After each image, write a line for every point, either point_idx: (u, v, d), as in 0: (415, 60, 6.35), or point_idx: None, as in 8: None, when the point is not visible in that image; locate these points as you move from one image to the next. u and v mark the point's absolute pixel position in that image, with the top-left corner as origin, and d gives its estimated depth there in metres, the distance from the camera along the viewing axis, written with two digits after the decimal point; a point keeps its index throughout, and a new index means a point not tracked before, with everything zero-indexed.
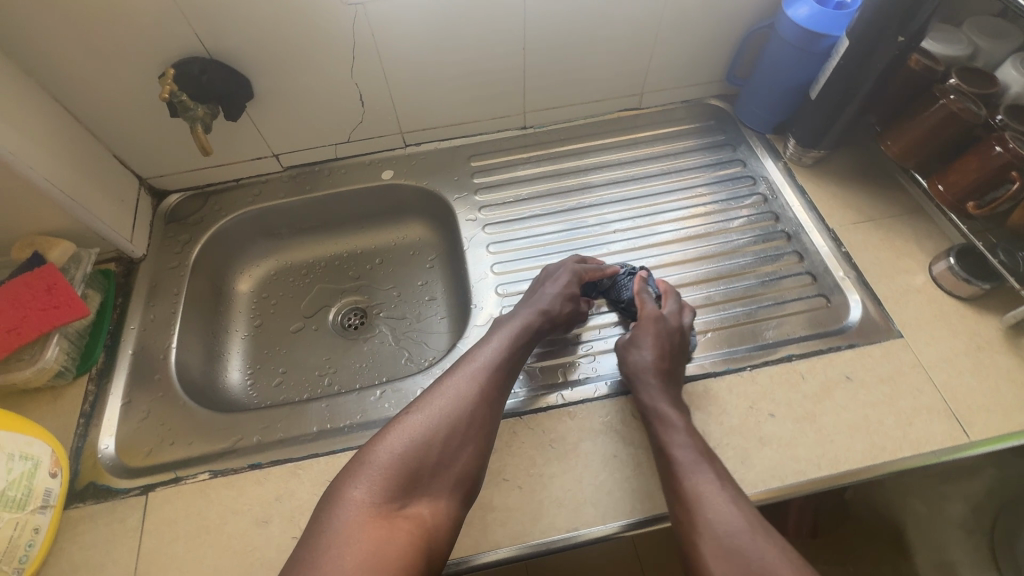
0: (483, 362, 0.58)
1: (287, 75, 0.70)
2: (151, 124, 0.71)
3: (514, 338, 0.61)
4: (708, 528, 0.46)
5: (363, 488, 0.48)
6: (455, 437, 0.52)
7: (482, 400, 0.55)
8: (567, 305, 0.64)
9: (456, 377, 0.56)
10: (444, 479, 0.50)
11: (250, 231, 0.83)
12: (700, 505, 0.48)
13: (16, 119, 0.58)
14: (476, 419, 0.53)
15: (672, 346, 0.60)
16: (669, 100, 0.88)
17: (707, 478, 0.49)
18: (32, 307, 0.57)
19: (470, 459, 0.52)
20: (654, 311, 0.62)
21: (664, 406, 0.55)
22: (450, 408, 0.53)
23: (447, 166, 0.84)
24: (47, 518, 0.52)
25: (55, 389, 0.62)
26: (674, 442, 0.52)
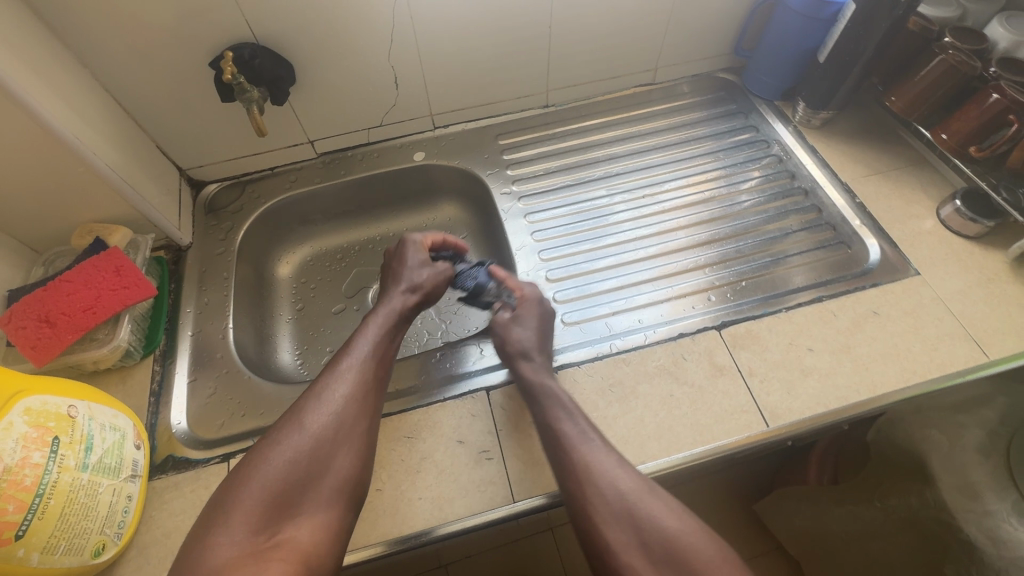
0: (354, 361, 0.57)
1: (328, 60, 0.73)
2: (194, 114, 0.73)
3: (381, 334, 0.60)
4: (602, 495, 0.50)
5: (225, 527, 0.46)
6: (326, 446, 0.51)
7: (353, 403, 0.54)
8: (428, 275, 0.67)
9: (327, 384, 0.54)
10: (323, 492, 0.49)
11: (288, 218, 0.85)
12: (596, 472, 0.51)
13: (76, 109, 0.60)
14: (348, 425, 0.53)
15: (543, 319, 0.64)
16: (681, 74, 0.93)
17: (595, 449, 0.53)
18: (104, 289, 0.59)
19: (350, 464, 0.51)
20: (535, 293, 0.67)
21: (550, 382, 0.59)
22: (318, 421, 0.52)
23: (477, 145, 0.87)
24: (137, 486, 0.54)
25: (123, 371, 0.64)
26: (565, 417, 0.55)
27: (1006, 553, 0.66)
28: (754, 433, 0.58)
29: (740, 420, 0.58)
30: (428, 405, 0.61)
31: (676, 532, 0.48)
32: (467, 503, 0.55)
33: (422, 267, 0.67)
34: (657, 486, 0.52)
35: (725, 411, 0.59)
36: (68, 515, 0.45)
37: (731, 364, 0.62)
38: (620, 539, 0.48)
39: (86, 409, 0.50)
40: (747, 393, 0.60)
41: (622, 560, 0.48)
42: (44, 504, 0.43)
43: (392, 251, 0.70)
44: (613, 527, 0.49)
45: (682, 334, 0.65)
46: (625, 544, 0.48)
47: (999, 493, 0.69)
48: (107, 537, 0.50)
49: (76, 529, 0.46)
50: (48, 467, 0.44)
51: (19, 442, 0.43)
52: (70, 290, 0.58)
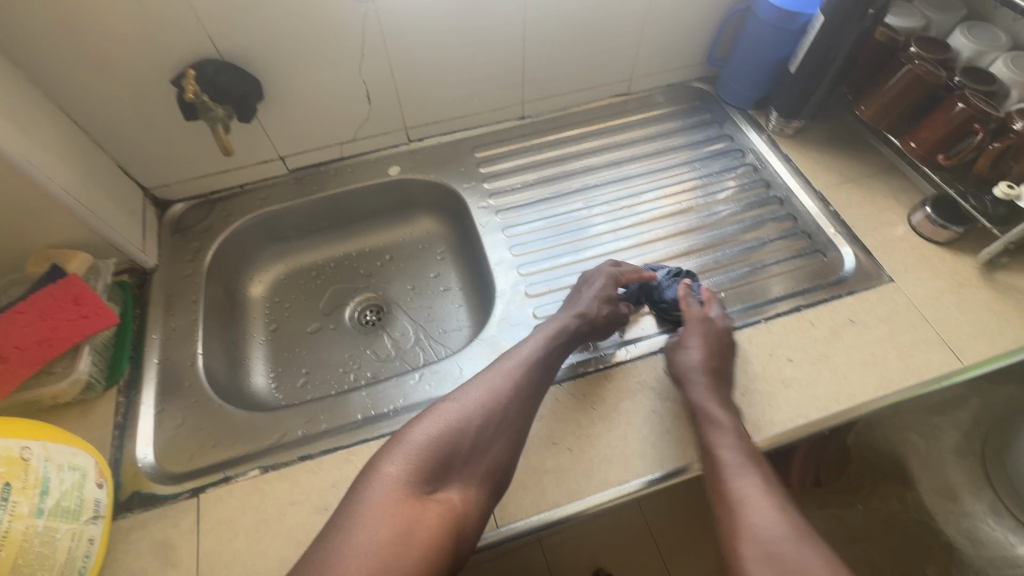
0: (526, 353, 0.59)
1: (297, 76, 0.71)
2: (157, 132, 0.71)
3: (550, 339, 0.61)
4: (750, 531, 0.46)
5: (394, 468, 0.49)
6: (488, 429, 0.53)
7: (518, 395, 0.55)
8: (606, 309, 0.64)
9: (490, 372, 0.57)
10: (476, 469, 0.51)
11: (259, 236, 0.82)
12: (745, 506, 0.48)
13: (27, 130, 0.57)
14: (511, 414, 0.54)
15: (720, 344, 0.61)
16: (656, 84, 0.93)
17: (753, 483, 0.49)
18: (62, 318, 0.56)
19: (503, 453, 0.52)
20: (700, 313, 0.63)
21: (714, 407, 0.56)
22: (484, 402, 0.54)
23: (453, 159, 0.86)
24: (99, 528, 0.51)
25: (84, 403, 0.61)
26: (722, 444, 0.53)
27: (986, 553, 0.76)
28: None
29: None
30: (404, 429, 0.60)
31: None
32: None
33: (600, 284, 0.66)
34: (825, 544, 0.45)
35: None
36: (21, 565, 0.43)
37: None
38: None
39: (41, 450, 0.47)
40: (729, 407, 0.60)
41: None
42: None
43: (580, 278, 0.69)
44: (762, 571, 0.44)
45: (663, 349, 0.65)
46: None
47: (977, 494, 0.79)
48: None
49: None
50: None
51: None
52: (25, 321, 0.55)
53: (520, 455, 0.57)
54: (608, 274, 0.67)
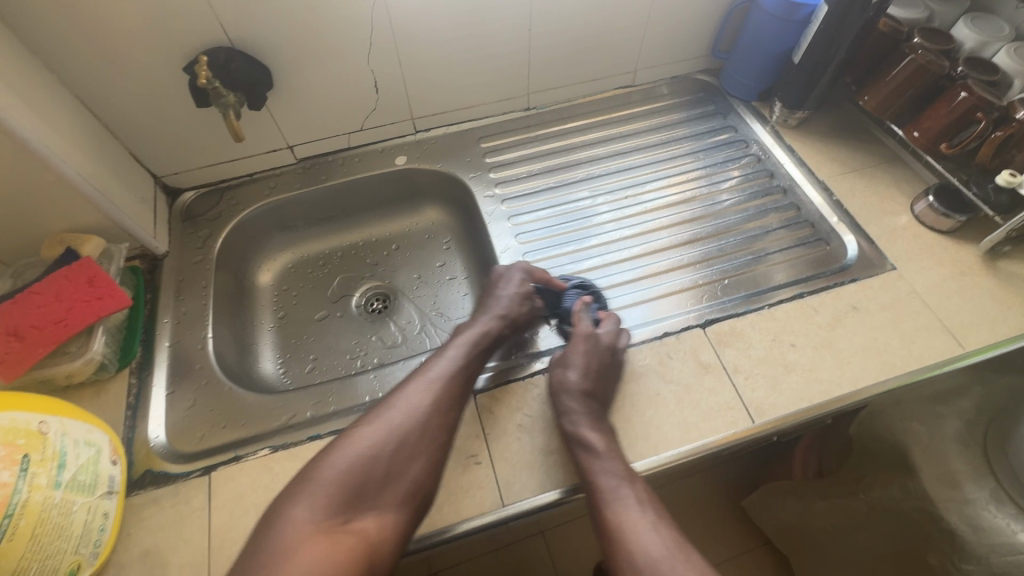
0: (447, 364, 0.59)
1: (307, 65, 0.72)
2: (170, 120, 0.72)
3: (472, 349, 0.61)
4: (631, 557, 0.49)
5: (304, 505, 0.49)
6: (405, 450, 0.53)
7: (437, 411, 0.55)
8: (525, 308, 0.66)
9: (411, 388, 0.57)
10: (394, 492, 0.51)
11: (267, 224, 0.83)
12: (623, 532, 0.51)
13: (44, 116, 0.58)
14: (429, 431, 0.54)
15: (602, 365, 0.60)
16: (660, 76, 0.94)
17: (626, 506, 0.52)
18: (77, 299, 0.58)
19: (424, 472, 0.52)
20: (588, 328, 0.63)
21: (587, 432, 0.55)
22: (401, 421, 0.54)
23: (459, 149, 0.87)
24: (113, 503, 0.52)
25: (98, 384, 0.62)
26: (596, 471, 0.53)
27: (986, 540, 0.72)
28: (740, 430, 0.58)
29: (726, 417, 0.59)
30: None
31: None
32: (455, 509, 0.54)
33: (514, 287, 0.67)
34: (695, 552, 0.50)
35: (711, 408, 0.59)
36: (40, 535, 0.44)
37: (716, 362, 0.63)
38: None
39: (58, 424, 0.49)
40: (732, 390, 0.61)
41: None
42: (13, 524, 0.42)
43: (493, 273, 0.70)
44: None
45: (666, 334, 0.65)
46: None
47: (978, 481, 0.75)
48: (82, 556, 0.48)
49: (49, 549, 0.45)
50: (17, 487, 0.43)
51: None
52: (40, 302, 0.56)
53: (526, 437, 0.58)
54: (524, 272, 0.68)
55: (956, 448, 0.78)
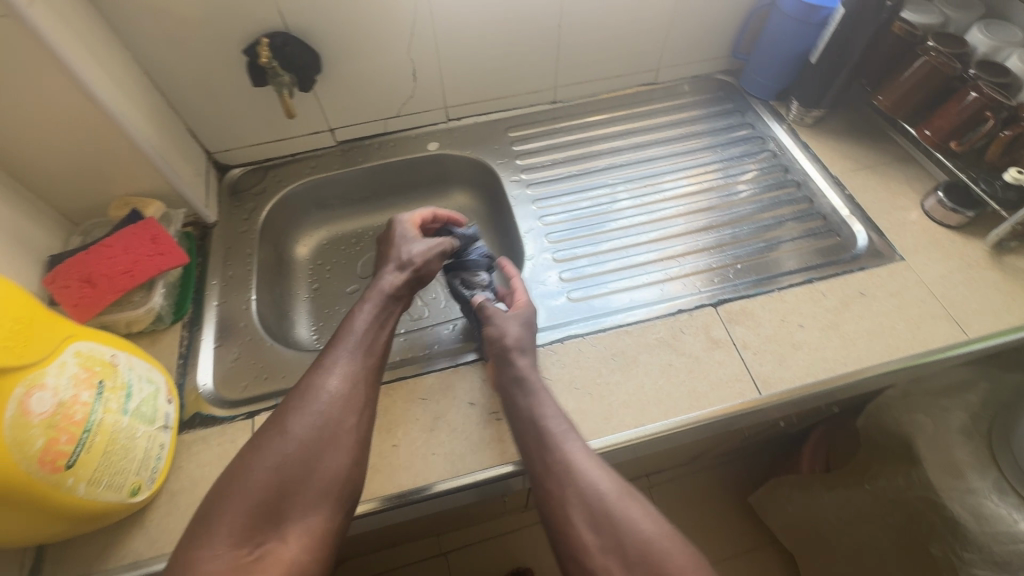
0: (345, 352, 0.57)
1: (353, 54, 0.78)
2: (225, 99, 0.78)
3: (369, 331, 0.60)
4: (582, 495, 0.51)
5: (206, 542, 0.46)
6: (313, 448, 0.51)
7: (338, 402, 0.54)
8: (419, 251, 0.68)
9: (309, 387, 0.54)
10: (312, 494, 0.50)
11: (307, 202, 0.89)
12: (574, 471, 0.52)
13: (121, 89, 0.64)
14: (333, 425, 0.53)
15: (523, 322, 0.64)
16: (681, 74, 0.98)
17: (575, 447, 0.54)
18: (142, 254, 0.64)
19: (339, 463, 0.52)
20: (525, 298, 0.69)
21: (534, 377, 0.59)
22: (302, 425, 0.52)
23: (488, 138, 0.92)
24: (168, 437, 0.57)
25: (154, 334, 0.68)
26: (549, 412, 0.56)
27: (988, 528, 0.73)
28: (747, 400, 0.62)
29: (734, 388, 0.62)
30: (440, 369, 0.65)
31: (659, 532, 0.49)
32: (476, 458, 0.58)
33: (413, 247, 0.69)
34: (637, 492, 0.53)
35: (719, 380, 0.63)
36: (110, 453, 0.49)
37: (726, 338, 0.66)
38: (593, 543, 0.49)
39: (125, 359, 0.54)
40: (741, 363, 0.64)
41: (598, 564, 0.48)
42: (91, 439, 0.47)
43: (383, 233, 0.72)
44: (591, 526, 0.50)
45: (680, 310, 0.69)
46: (598, 549, 0.49)
47: (981, 472, 0.76)
48: (142, 479, 0.53)
49: (116, 467, 0.50)
50: (95, 407, 0.48)
51: (72, 381, 0.47)
52: (110, 254, 0.62)
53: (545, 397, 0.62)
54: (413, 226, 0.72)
55: (961, 439, 0.80)
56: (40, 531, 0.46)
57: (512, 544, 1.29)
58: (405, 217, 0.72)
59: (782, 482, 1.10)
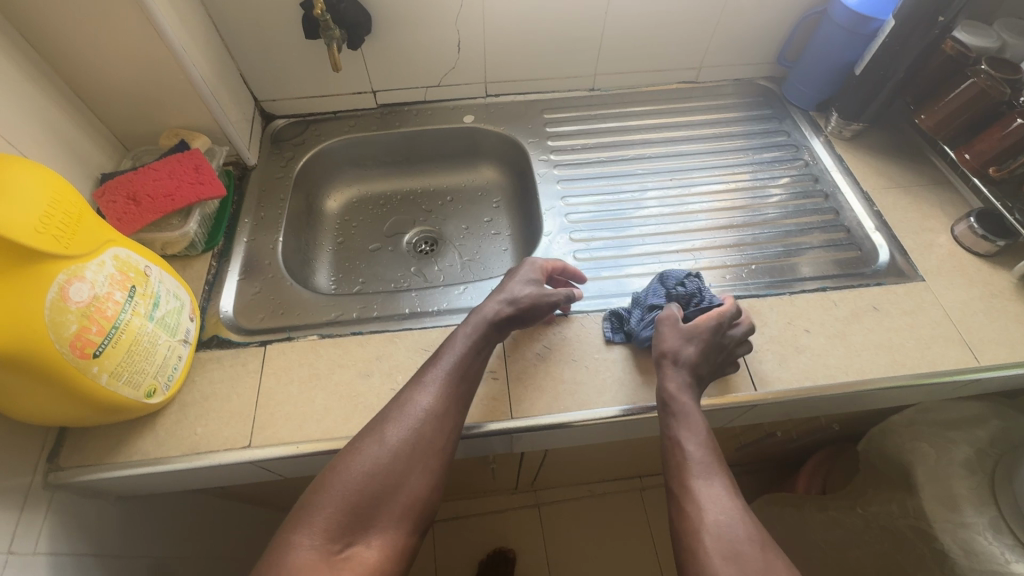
0: (445, 370, 0.57)
1: (401, 19, 0.80)
2: (278, 48, 0.82)
3: (468, 350, 0.59)
4: (716, 525, 0.48)
5: (305, 531, 0.47)
6: (404, 462, 0.52)
7: (431, 419, 0.54)
8: (530, 291, 0.64)
9: (409, 398, 0.55)
10: (396, 508, 0.51)
11: (343, 158, 0.93)
12: (713, 503, 0.50)
13: (184, 26, 0.69)
14: (425, 440, 0.53)
15: (717, 362, 0.61)
16: (723, 76, 0.98)
17: (722, 480, 0.52)
18: (185, 182, 0.68)
19: (423, 482, 0.52)
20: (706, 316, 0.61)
21: (685, 400, 0.57)
22: (397, 435, 0.53)
23: (523, 116, 0.94)
24: (186, 351, 0.61)
25: (186, 258, 0.72)
26: (691, 438, 0.54)
27: (977, 565, 0.72)
28: (741, 395, 0.62)
29: (730, 382, 0.63)
30: (445, 325, 0.68)
31: None
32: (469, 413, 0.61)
33: (528, 287, 0.65)
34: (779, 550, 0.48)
35: (717, 372, 0.63)
36: (132, 352, 0.53)
37: None
38: None
39: (157, 273, 0.58)
40: (740, 359, 0.64)
41: None
42: (118, 335, 0.51)
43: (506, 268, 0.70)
44: (724, 563, 0.46)
45: None
46: None
47: (979, 508, 0.74)
48: (158, 384, 0.57)
49: (136, 366, 0.54)
50: (125, 308, 0.52)
51: (108, 279, 0.50)
52: (156, 178, 0.67)
53: (542, 364, 0.64)
54: (540, 267, 0.68)
55: (962, 474, 0.78)
56: (63, 411, 0.50)
57: (496, 523, 1.31)
58: (534, 262, 0.69)
59: (774, 499, 1.09)
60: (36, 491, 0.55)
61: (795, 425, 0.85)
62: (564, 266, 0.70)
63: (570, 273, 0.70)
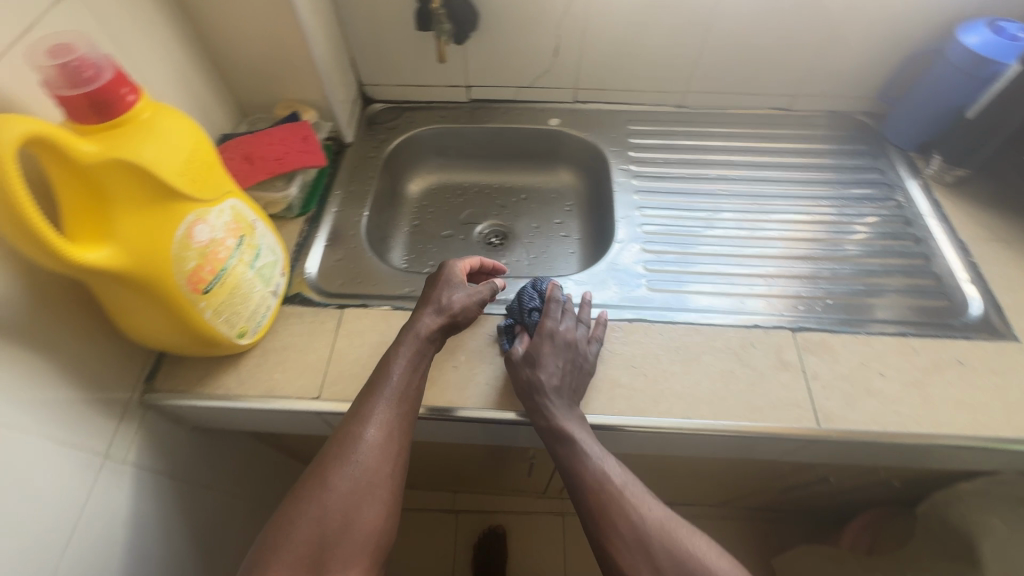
0: (383, 401, 0.57)
1: (507, 19, 0.84)
2: (388, 37, 0.87)
3: (409, 371, 0.59)
4: (631, 530, 0.52)
5: None
6: (354, 498, 0.52)
7: (375, 450, 0.54)
8: (460, 299, 0.65)
9: (349, 434, 0.55)
10: (353, 545, 0.51)
11: (430, 146, 0.97)
12: (623, 509, 0.53)
13: (314, 8, 0.75)
14: (372, 473, 0.54)
15: (572, 363, 0.61)
16: (818, 107, 0.96)
17: (608, 476, 0.55)
18: (293, 149, 0.73)
19: (377, 513, 0.53)
20: (548, 326, 0.63)
21: (566, 422, 0.57)
22: (342, 475, 0.53)
23: (608, 125, 0.95)
24: (274, 303, 0.66)
25: (282, 220, 0.78)
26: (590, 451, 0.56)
27: None
28: (802, 428, 0.60)
29: (792, 413, 0.61)
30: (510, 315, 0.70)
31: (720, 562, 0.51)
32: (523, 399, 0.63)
33: (458, 294, 0.66)
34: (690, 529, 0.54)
35: (779, 401, 0.62)
36: (233, 294, 0.58)
37: (797, 363, 0.65)
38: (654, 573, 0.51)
39: (262, 228, 0.63)
40: (806, 391, 0.63)
41: None
42: (224, 278, 0.56)
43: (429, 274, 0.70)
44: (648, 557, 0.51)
45: (756, 326, 0.68)
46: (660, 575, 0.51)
47: None
48: (248, 328, 0.62)
49: (234, 308, 0.59)
50: (233, 256, 0.57)
51: (224, 226, 0.56)
52: (269, 143, 0.73)
53: (600, 366, 0.64)
54: (459, 270, 0.69)
55: None
56: (171, 338, 0.56)
57: (520, 523, 1.32)
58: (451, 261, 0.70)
59: (814, 551, 1.04)
60: (131, 408, 0.61)
61: (851, 474, 0.82)
62: (482, 261, 0.72)
63: (489, 267, 0.73)
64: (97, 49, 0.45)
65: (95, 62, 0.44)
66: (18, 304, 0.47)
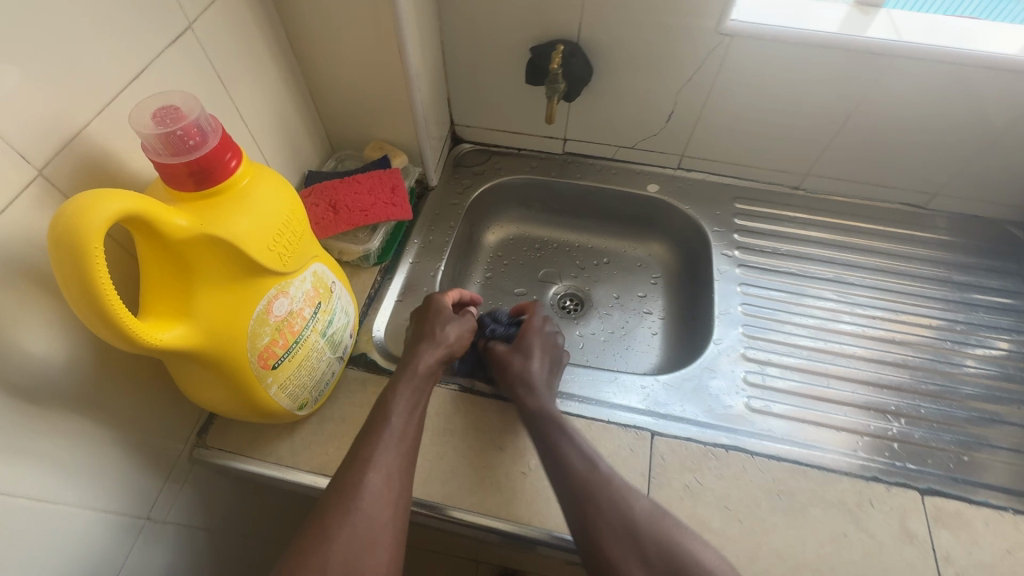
0: (384, 444, 0.52)
1: (621, 78, 0.77)
2: (491, 81, 0.82)
3: (409, 411, 0.55)
4: (618, 515, 0.49)
5: None
6: (356, 548, 0.47)
7: (378, 493, 0.49)
8: (455, 330, 0.63)
9: (347, 478, 0.50)
10: None
11: (514, 195, 0.91)
12: (610, 497, 0.51)
13: (421, 52, 0.70)
14: (374, 520, 0.48)
15: (557, 358, 0.65)
16: (959, 209, 0.84)
17: (593, 464, 0.53)
18: (380, 200, 0.69)
19: (382, 562, 0.48)
20: (539, 324, 0.67)
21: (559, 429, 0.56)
22: (340, 522, 0.47)
23: (712, 199, 0.87)
24: (338, 368, 0.61)
25: (355, 267, 0.73)
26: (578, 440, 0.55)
27: None
28: None
29: None
30: (588, 420, 0.62)
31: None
32: None
33: (450, 326, 0.63)
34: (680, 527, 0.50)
35: None
36: (301, 367, 0.53)
37: (926, 537, 0.55)
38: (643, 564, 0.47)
39: (339, 289, 0.58)
40: None
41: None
42: (296, 350, 0.52)
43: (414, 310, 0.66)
44: (637, 545, 0.48)
45: (877, 479, 0.58)
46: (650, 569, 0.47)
47: None
48: (308, 398, 0.57)
49: (299, 380, 0.54)
50: (308, 325, 0.52)
51: (303, 296, 0.51)
52: (357, 191, 0.69)
53: (688, 501, 0.56)
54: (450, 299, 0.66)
55: None
56: (227, 406, 0.51)
57: None
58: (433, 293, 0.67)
59: None
60: (181, 462, 0.57)
61: None
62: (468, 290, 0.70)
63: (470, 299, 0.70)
64: (206, 112, 0.41)
65: (201, 127, 0.41)
66: (84, 368, 0.44)
